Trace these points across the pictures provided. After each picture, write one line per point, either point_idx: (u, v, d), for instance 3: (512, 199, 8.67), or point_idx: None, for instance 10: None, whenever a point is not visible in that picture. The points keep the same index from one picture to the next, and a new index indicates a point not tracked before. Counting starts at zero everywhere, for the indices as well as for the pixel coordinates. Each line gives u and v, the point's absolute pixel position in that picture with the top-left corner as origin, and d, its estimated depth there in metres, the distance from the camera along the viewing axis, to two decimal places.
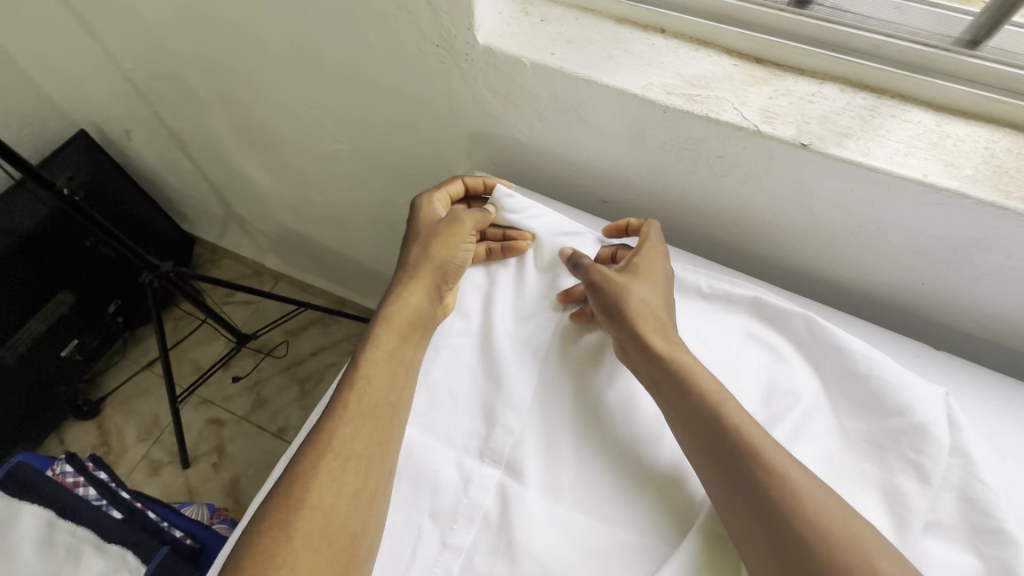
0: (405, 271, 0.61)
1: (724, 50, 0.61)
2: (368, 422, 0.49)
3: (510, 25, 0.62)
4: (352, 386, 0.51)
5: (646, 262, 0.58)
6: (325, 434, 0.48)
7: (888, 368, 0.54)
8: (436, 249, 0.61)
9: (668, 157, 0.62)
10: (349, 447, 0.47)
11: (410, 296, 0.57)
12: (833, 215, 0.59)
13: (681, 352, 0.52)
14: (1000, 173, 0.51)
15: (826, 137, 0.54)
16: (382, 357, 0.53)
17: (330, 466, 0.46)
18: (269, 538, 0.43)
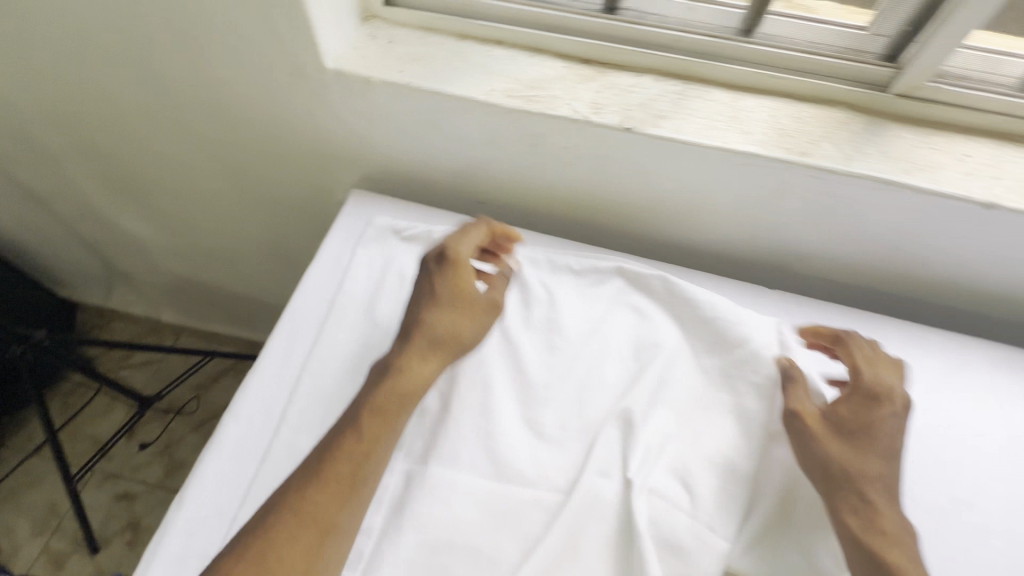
0: (421, 334, 0.56)
1: (556, 55, 0.69)
2: (350, 493, 0.46)
3: (358, 49, 0.66)
4: (342, 455, 0.48)
5: (862, 417, 0.55)
6: (299, 498, 0.45)
7: (728, 308, 0.62)
8: (464, 327, 0.58)
9: (524, 153, 0.68)
10: (330, 516, 0.45)
11: (428, 368, 0.55)
12: (670, 187, 0.67)
13: (894, 486, 0.52)
14: (782, 134, 0.62)
15: (645, 120, 0.62)
16: (382, 426, 0.50)
17: (306, 535, 0.43)
18: None
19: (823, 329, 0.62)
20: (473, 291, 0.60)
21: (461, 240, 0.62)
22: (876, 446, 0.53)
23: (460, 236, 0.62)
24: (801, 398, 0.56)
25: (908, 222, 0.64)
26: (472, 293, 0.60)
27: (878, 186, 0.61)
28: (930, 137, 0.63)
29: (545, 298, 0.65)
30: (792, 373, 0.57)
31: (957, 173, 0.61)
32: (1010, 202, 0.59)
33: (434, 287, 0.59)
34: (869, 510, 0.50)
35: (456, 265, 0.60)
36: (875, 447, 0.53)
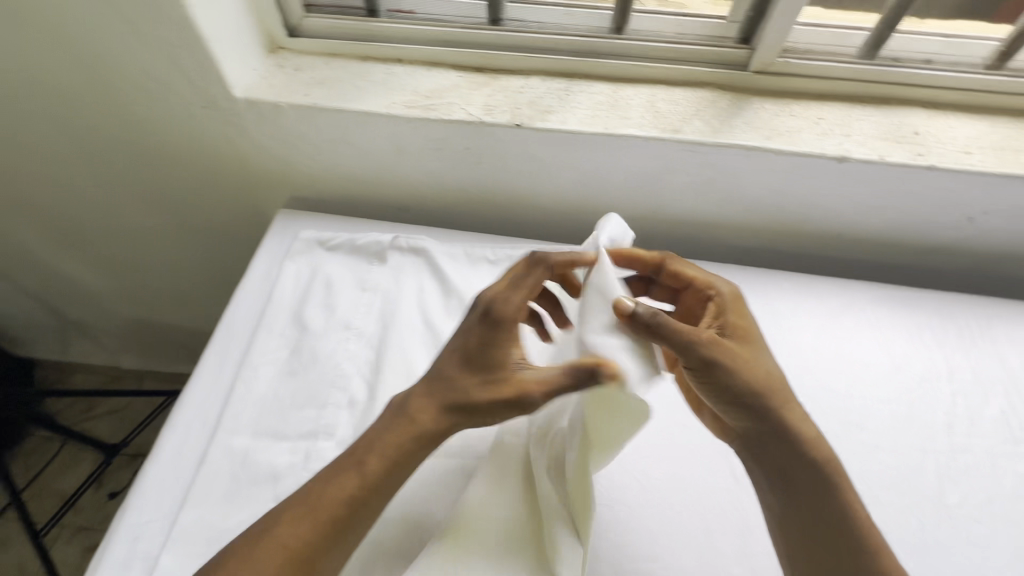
0: (443, 387, 0.51)
1: (451, 67, 0.75)
2: (339, 534, 0.46)
3: (266, 78, 0.71)
4: (336, 499, 0.47)
5: (744, 324, 0.54)
6: (288, 534, 0.45)
7: None
8: (473, 399, 0.49)
9: (432, 158, 0.74)
10: (310, 546, 0.45)
11: (431, 427, 0.50)
12: (568, 174, 0.74)
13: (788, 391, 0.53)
14: (657, 116, 0.69)
15: (533, 116, 0.69)
16: (382, 470, 0.48)
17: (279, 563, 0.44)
18: None
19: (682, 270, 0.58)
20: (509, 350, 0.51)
21: (517, 292, 0.52)
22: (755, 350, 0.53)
23: (512, 290, 0.52)
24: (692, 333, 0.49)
25: (780, 182, 0.71)
26: (506, 363, 0.50)
27: (746, 153, 0.68)
28: (787, 106, 0.71)
29: (465, 287, 0.71)
30: (654, 314, 0.48)
31: (813, 134, 0.69)
32: (858, 154, 0.67)
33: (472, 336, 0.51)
34: (791, 426, 0.51)
35: (500, 319, 0.51)
36: (757, 352, 0.53)
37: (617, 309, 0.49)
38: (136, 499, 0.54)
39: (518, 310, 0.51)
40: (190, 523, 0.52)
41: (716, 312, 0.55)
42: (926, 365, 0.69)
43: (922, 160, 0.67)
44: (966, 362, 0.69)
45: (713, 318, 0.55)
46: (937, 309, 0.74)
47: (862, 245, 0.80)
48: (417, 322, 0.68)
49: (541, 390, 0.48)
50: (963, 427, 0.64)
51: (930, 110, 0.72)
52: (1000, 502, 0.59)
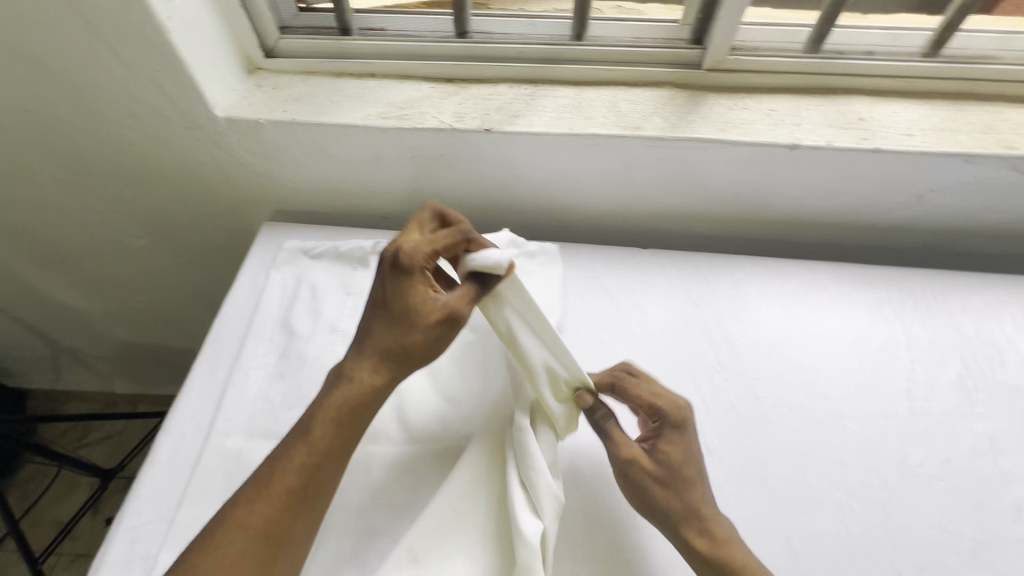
0: (370, 344, 0.55)
1: (423, 79, 0.79)
2: (297, 505, 0.50)
3: (246, 98, 0.75)
4: (288, 473, 0.50)
5: (675, 450, 0.55)
6: (247, 516, 0.49)
7: None
8: (408, 342, 0.54)
9: (408, 165, 0.78)
10: (272, 523, 0.49)
11: (375, 383, 0.54)
12: (538, 174, 0.78)
13: (712, 509, 0.54)
14: (618, 115, 0.74)
15: (502, 121, 0.73)
16: (328, 435, 0.52)
17: (242, 541, 0.48)
18: None
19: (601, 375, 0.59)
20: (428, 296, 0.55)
21: (421, 241, 0.56)
22: (684, 475, 0.54)
23: (416, 242, 0.56)
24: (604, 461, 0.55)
25: (738, 172, 0.76)
26: (428, 302, 0.55)
27: (703, 146, 0.72)
28: (741, 100, 0.76)
29: None
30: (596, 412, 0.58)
31: (765, 125, 0.73)
32: (808, 141, 0.71)
33: (390, 291, 0.55)
34: (690, 539, 0.53)
35: (408, 269, 0.55)
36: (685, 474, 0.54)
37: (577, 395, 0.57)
38: (134, 503, 0.56)
39: (424, 257, 0.55)
40: (187, 521, 0.55)
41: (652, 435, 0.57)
42: (886, 336, 0.73)
43: (867, 144, 0.71)
44: (923, 332, 0.73)
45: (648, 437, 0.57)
46: (893, 284, 0.78)
47: (821, 227, 0.85)
48: None
49: (465, 305, 0.55)
50: (922, 391, 0.68)
51: (874, 98, 0.76)
52: (958, 460, 0.62)
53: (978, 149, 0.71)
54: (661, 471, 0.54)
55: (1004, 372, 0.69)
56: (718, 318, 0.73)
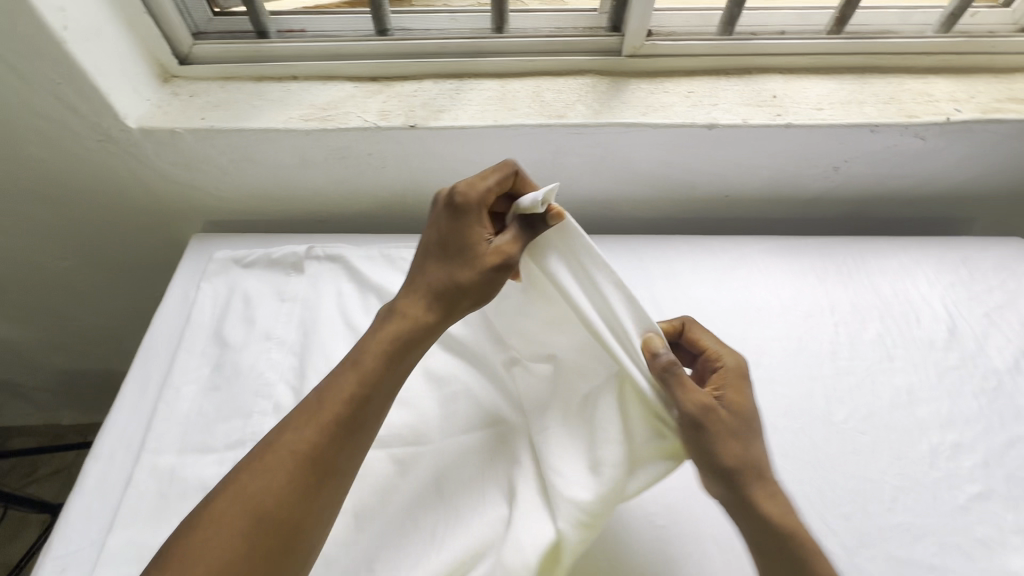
0: (423, 283, 0.55)
1: (346, 78, 0.78)
2: (344, 435, 0.48)
3: (161, 107, 0.73)
4: (338, 401, 0.48)
5: (741, 397, 0.52)
6: (294, 442, 0.46)
7: None
8: (462, 279, 0.54)
9: (338, 167, 0.77)
10: (317, 454, 0.46)
11: (427, 319, 0.53)
12: (470, 168, 0.78)
13: (766, 465, 0.50)
14: (543, 105, 0.75)
15: (427, 116, 0.73)
16: (378, 367, 0.50)
17: (281, 470, 0.45)
18: (199, 533, 0.43)
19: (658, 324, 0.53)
20: (479, 239, 0.54)
21: (474, 179, 0.55)
22: (749, 423, 0.51)
23: (471, 179, 0.54)
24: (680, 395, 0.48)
25: (664, 154, 0.78)
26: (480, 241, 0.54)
27: (626, 130, 0.73)
28: (661, 84, 0.78)
29: (382, 286, 0.74)
30: (672, 364, 0.49)
31: (685, 106, 0.75)
32: (726, 120, 0.73)
33: (446, 227, 0.54)
34: (757, 499, 0.48)
35: (465, 206, 0.54)
36: (751, 420, 0.51)
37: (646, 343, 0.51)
38: (61, 532, 0.54)
39: (481, 197, 0.54)
40: (119, 545, 0.53)
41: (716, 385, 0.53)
42: (812, 303, 0.76)
43: (781, 120, 0.74)
44: (845, 295, 0.76)
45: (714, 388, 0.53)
46: (817, 253, 0.82)
47: (750, 203, 0.88)
48: (339, 324, 0.70)
49: (517, 249, 0.53)
50: (845, 351, 0.71)
51: (786, 76, 0.80)
52: (880, 413, 0.66)
53: (882, 119, 0.74)
54: (732, 419, 0.50)
55: (920, 328, 0.73)
56: (653, 297, 0.75)
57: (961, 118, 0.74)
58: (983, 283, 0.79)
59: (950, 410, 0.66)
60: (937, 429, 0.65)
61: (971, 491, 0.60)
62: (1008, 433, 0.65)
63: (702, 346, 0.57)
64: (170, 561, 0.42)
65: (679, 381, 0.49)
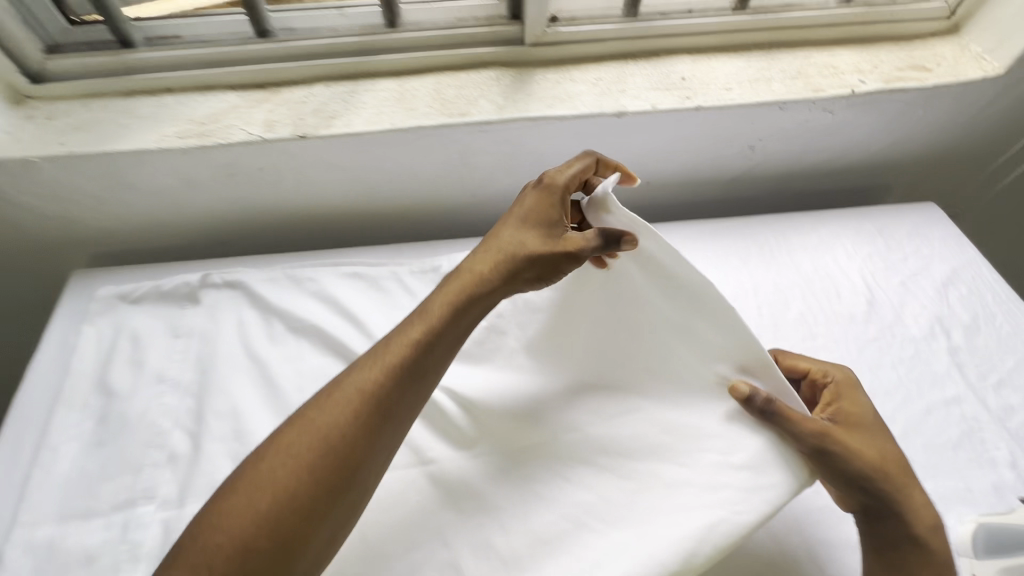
0: (486, 249, 0.57)
1: (230, 87, 0.72)
2: (405, 380, 0.50)
3: (12, 133, 0.65)
4: (404, 345, 0.52)
5: (855, 410, 0.54)
6: (361, 381, 0.50)
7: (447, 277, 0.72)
8: (529, 253, 0.56)
9: (229, 185, 0.71)
10: (378, 395, 0.49)
11: (490, 285, 0.55)
12: (375, 176, 0.74)
13: (906, 470, 0.52)
14: (444, 102, 0.70)
15: (318, 124, 0.67)
16: (441, 320, 0.53)
17: (345, 405, 0.49)
18: (271, 454, 0.47)
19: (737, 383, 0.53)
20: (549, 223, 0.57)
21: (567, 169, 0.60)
22: (867, 434, 0.53)
23: (560, 168, 0.60)
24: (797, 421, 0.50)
25: (576, 145, 0.75)
26: (548, 221, 0.57)
27: (534, 124, 0.70)
28: (568, 72, 0.74)
29: (288, 312, 0.69)
30: (771, 399, 0.51)
31: (593, 95, 0.72)
32: (634, 107, 0.71)
33: (525, 208, 0.59)
34: (901, 504, 0.51)
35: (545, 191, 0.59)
36: (872, 432, 0.53)
37: (732, 391, 0.53)
38: None
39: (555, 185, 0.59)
40: None
41: (832, 400, 0.55)
42: (736, 286, 0.75)
43: (690, 103, 0.72)
44: (768, 276, 0.76)
45: (825, 406, 0.55)
46: (739, 235, 0.81)
47: (672, 188, 0.86)
48: (241, 357, 0.65)
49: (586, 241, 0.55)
50: (769, 334, 0.70)
51: (695, 56, 0.78)
52: None
53: (790, 95, 0.73)
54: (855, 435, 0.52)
55: (841, 303, 0.74)
56: None
57: (865, 90, 0.74)
58: (899, 251, 0.80)
59: (870, 383, 0.67)
60: None
61: None
62: (925, 401, 0.65)
63: (803, 370, 0.58)
64: (241, 483, 0.46)
65: (786, 416, 0.50)
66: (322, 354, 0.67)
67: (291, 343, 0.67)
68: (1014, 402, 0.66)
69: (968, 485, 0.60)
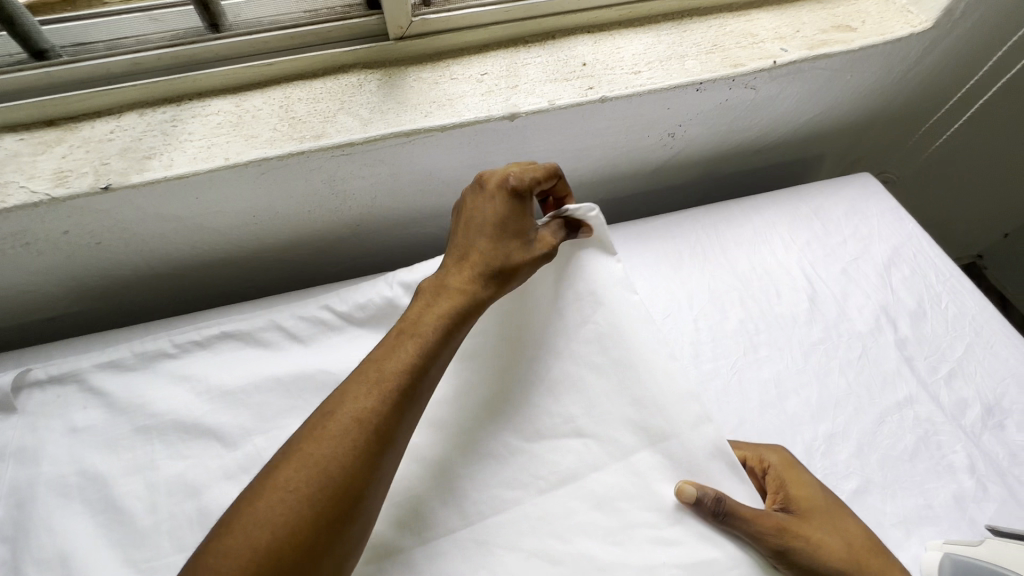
0: (465, 254, 0.50)
1: (7, 128, 0.55)
2: (402, 404, 0.43)
3: None
4: (397, 368, 0.44)
5: (800, 496, 0.48)
6: (356, 408, 0.41)
7: (335, 329, 0.60)
8: (517, 258, 0.50)
9: (28, 255, 0.55)
10: (377, 422, 0.41)
11: (483, 291, 0.49)
12: (225, 220, 0.60)
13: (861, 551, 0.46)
14: (293, 123, 0.56)
15: (126, 169, 0.52)
16: (434, 331, 0.46)
17: (340, 439, 0.40)
18: (251, 508, 0.38)
19: (685, 487, 0.45)
20: (523, 225, 0.51)
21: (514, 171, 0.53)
22: (816, 523, 0.47)
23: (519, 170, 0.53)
24: (747, 518, 0.44)
25: (468, 157, 0.63)
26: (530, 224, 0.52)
27: (410, 139, 0.57)
28: (447, 69, 0.62)
29: (129, 405, 0.55)
30: (720, 497, 0.44)
31: (478, 95, 0.60)
32: (529, 106, 0.59)
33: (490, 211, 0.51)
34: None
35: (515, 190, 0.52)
36: (821, 519, 0.47)
37: (680, 496, 0.45)
38: None
39: (533, 182, 0.52)
40: None
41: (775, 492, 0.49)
42: (668, 298, 0.66)
43: (593, 94, 0.61)
44: (702, 281, 0.68)
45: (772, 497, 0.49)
46: (667, 234, 0.72)
47: (592, 187, 0.76)
48: (68, 478, 0.51)
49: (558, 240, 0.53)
50: (708, 351, 0.62)
51: (596, 35, 0.66)
52: (751, 420, 0.58)
53: (706, 74, 0.63)
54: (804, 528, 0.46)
55: (781, 304, 0.66)
56: None
57: (788, 60, 0.65)
58: (838, 234, 0.73)
59: (820, 396, 0.60)
60: (809, 422, 0.58)
61: (850, 488, 0.55)
62: (877, 408, 0.60)
63: (739, 457, 0.51)
64: (234, 526, 0.37)
65: (738, 516, 0.44)
66: (182, 453, 0.53)
67: (133, 447, 0.53)
68: (967, 394, 0.61)
69: (928, 500, 0.55)
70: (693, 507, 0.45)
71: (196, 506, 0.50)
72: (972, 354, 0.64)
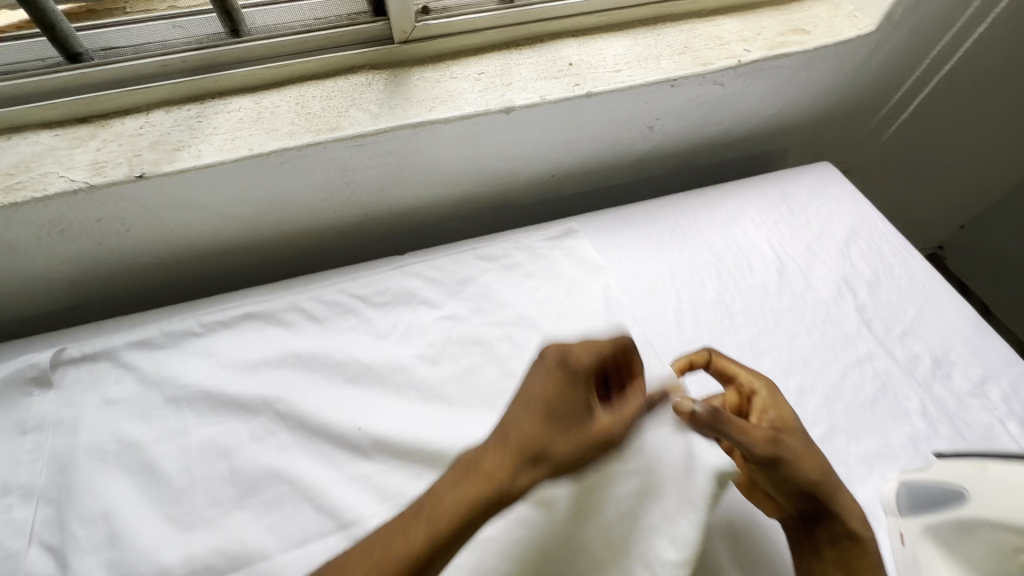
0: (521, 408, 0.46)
1: (43, 125, 0.60)
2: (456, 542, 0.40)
3: None
4: (460, 504, 0.40)
5: (779, 414, 0.54)
6: (412, 535, 0.39)
7: (352, 309, 0.66)
8: (568, 440, 0.45)
9: (62, 241, 0.59)
10: (430, 555, 0.39)
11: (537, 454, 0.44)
12: (246, 208, 0.65)
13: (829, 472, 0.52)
14: (309, 117, 0.62)
15: (158, 160, 0.57)
16: (493, 479, 0.42)
17: (397, 557, 0.38)
18: None
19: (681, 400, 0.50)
20: (589, 421, 0.47)
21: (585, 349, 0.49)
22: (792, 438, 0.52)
23: (594, 347, 0.50)
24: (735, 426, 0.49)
25: (467, 148, 0.69)
26: (584, 406, 0.47)
27: (416, 131, 0.63)
28: (447, 70, 0.68)
29: (160, 379, 0.59)
30: (713, 411, 0.48)
31: (477, 92, 0.66)
32: (522, 101, 0.66)
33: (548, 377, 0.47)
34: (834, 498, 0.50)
35: (575, 371, 0.48)
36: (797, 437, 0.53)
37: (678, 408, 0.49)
38: None
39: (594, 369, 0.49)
40: None
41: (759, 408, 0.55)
42: (652, 273, 0.73)
43: (580, 90, 0.68)
44: (682, 258, 0.75)
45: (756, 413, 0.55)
46: (648, 218, 0.79)
47: (579, 178, 0.83)
48: (106, 445, 0.55)
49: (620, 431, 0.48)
50: (690, 319, 0.69)
51: (580, 39, 0.74)
52: None
53: (679, 71, 0.71)
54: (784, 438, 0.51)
55: (753, 277, 0.73)
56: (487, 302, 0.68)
57: (751, 59, 0.73)
58: (802, 215, 0.80)
59: (790, 355, 0.67)
60: (781, 377, 0.65)
61: (818, 433, 0.61)
62: (841, 363, 0.67)
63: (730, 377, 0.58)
64: None
65: (729, 424, 0.49)
66: (212, 420, 0.57)
67: (166, 418, 0.57)
68: (919, 350, 0.69)
69: (887, 441, 0.61)
70: (688, 419, 0.49)
71: (228, 465, 0.54)
72: (922, 316, 0.72)
